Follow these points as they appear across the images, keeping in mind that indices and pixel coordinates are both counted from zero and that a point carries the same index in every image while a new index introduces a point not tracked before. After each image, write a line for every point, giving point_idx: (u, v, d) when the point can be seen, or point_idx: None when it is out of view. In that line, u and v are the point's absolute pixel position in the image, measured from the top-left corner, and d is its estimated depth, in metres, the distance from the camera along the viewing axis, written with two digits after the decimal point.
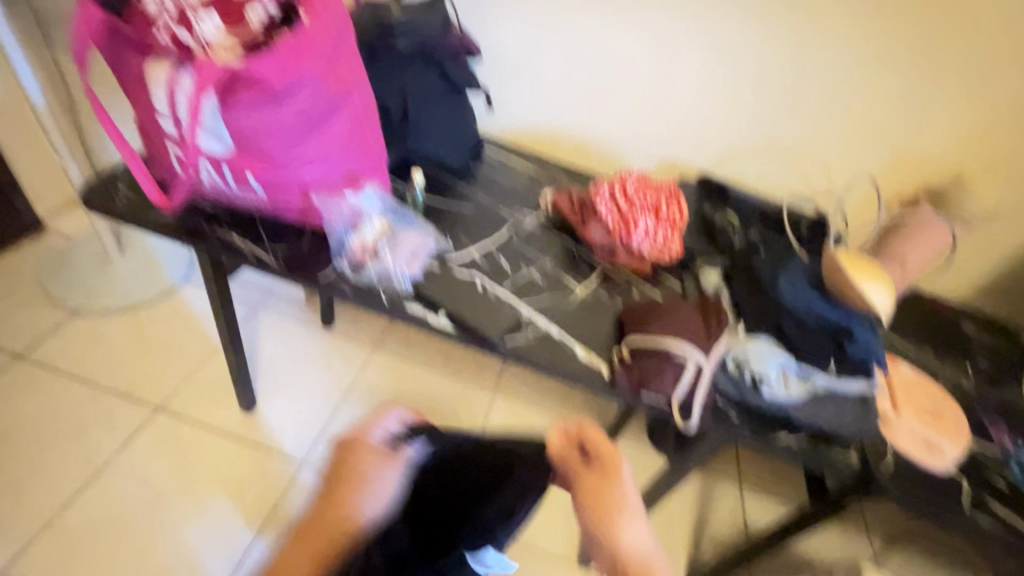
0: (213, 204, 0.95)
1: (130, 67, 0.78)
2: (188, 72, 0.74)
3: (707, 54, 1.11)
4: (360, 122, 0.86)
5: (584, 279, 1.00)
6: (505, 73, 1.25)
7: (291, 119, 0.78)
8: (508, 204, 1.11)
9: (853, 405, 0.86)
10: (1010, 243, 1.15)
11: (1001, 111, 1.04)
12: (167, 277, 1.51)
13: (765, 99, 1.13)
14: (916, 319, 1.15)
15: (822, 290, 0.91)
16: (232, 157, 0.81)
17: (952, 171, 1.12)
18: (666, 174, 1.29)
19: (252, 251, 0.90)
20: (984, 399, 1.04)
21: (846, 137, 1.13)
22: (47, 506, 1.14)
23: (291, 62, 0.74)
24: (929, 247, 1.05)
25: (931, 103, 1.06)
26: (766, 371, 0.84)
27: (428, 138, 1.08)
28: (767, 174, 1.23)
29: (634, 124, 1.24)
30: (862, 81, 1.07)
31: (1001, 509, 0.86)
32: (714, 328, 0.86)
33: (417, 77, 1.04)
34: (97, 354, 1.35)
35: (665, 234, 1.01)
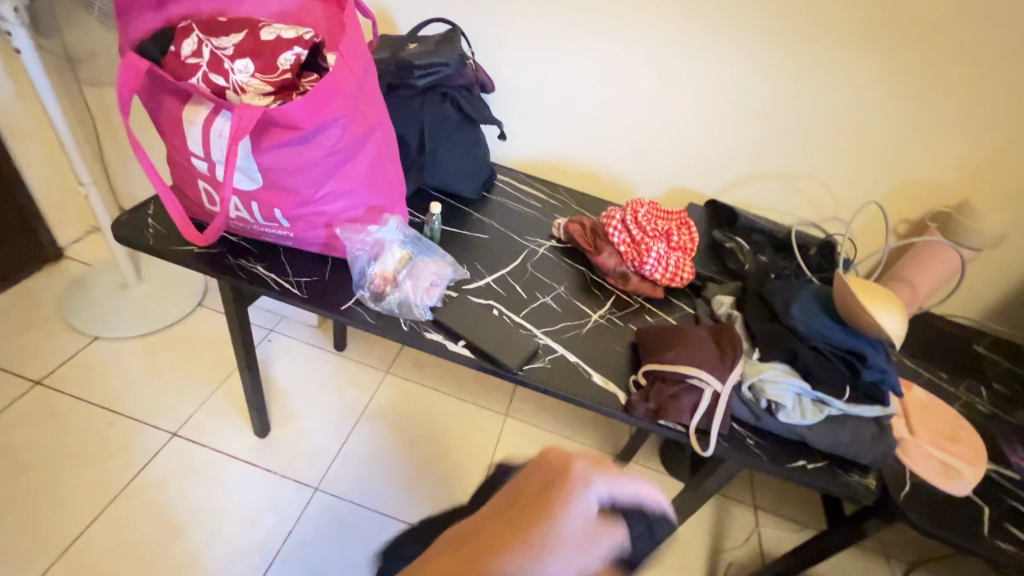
0: (236, 236, 0.94)
1: (160, 109, 0.75)
2: (223, 117, 0.72)
3: (713, 85, 1.15)
4: (383, 157, 0.87)
5: (597, 306, 1.02)
6: (516, 105, 1.30)
7: (320, 159, 0.78)
8: (521, 232, 1.15)
9: (872, 431, 0.84)
10: (1018, 265, 1.17)
11: (1003, 135, 1.06)
12: (185, 302, 1.58)
13: (770, 127, 1.17)
14: (925, 342, 1.16)
15: (835, 316, 0.91)
16: (261, 196, 0.80)
17: (957, 195, 1.14)
18: (673, 201, 1.32)
19: (274, 280, 0.88)
20: (998, 421, 1.04)
21: (851, 162, 1.16)
22: (64, 534, 1.13)
23: (323, 105, 0.73)
24: (938, 271, 1.09)
25: (935, 129, 1.08)
26: (783, 398, 0.83)
27: (443, 169, 1.11)
28: (772, 199, 1.25)
29: (641, 153, 1.28)
30: (866, 109, 1.10)
31: (1021, 533, 0.85)
32: (730, 355, 0.86)
33: (435, 112, 1.07)
34: (117, 381, 1.39)
35: (676, 260, 1.04)
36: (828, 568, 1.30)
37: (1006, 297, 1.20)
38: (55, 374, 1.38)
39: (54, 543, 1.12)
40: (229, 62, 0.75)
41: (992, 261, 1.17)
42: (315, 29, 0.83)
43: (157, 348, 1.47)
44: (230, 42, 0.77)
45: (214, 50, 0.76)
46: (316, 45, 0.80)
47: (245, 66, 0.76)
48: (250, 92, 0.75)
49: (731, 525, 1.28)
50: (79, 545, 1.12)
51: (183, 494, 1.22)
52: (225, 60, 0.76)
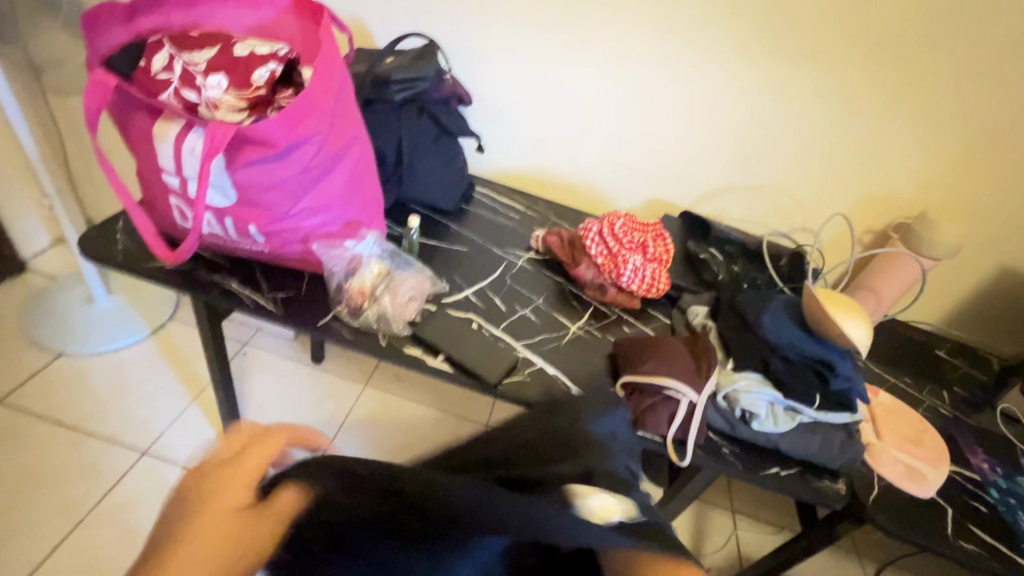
0: (211, 251, 0.92)
1: (129, 125, 0.74)
2: (195, 133, 0.70)
3: (686, 100, 1.18)
4: (360, 172, 0.86)
5: (577, 317, 1.03)
6: (494, 118, 1.31)
7: (296, 175, 0.77)
8: (500, 244, 1.15)
9: (842, 438, 0.87)
10: (976, 273, 1.22)
11: (959, 150, 1.11)
12: (155, 317, 1.53)
13: (741, 141, 1.20)
14: (890, 348, 1.21)
15: (804, 326, 0.92)
16: (236, 213, 0.79)
17: (919, 207, 1.19)
18: (650, 212, 1.35)
19: (249, 296, 0.87)
20: (960, 424, 1.08)
21: (819, 175, 1.20)
22: (25, 561, 1.09)
23: (298, 122, 0.73)
24: (902, 281, 1.13)
25: (896, 145, 1.13)
26: (757, 407, 0.85)
27: (421, 182, 1.11)
28: (744, 210, 1.29)
29: (618, 165, 1.30)
30: (832, 125, 1.14)
31: (983, 532, 0.89)
32: (706, 365, 0.88)
33: (412, 125, 1.07)
34: (83, 398, 1.34)
35: (653, 271, 1.06)
36: (804, 570, 1.33)
37: (965, 304, 1.26)
38: (17, 393, 1.33)
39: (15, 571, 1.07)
40: (201, 78, 0.74)
41: (951, 269, 1.22)
42: (289, 44, 0.82)
43: (125, 364, 1.43)
44: (202, 58, 0.76)
45: (186, 65, 0.75)
46: (291, 61, 0.80)
47: (218, 82, 0.75)
48: (223, 108, 0.74)
49: (710, 530, 1.30)
50: (42, 572, 1.08)
51: (153, 515, 1.18)
52: (197, 75, 0.75)
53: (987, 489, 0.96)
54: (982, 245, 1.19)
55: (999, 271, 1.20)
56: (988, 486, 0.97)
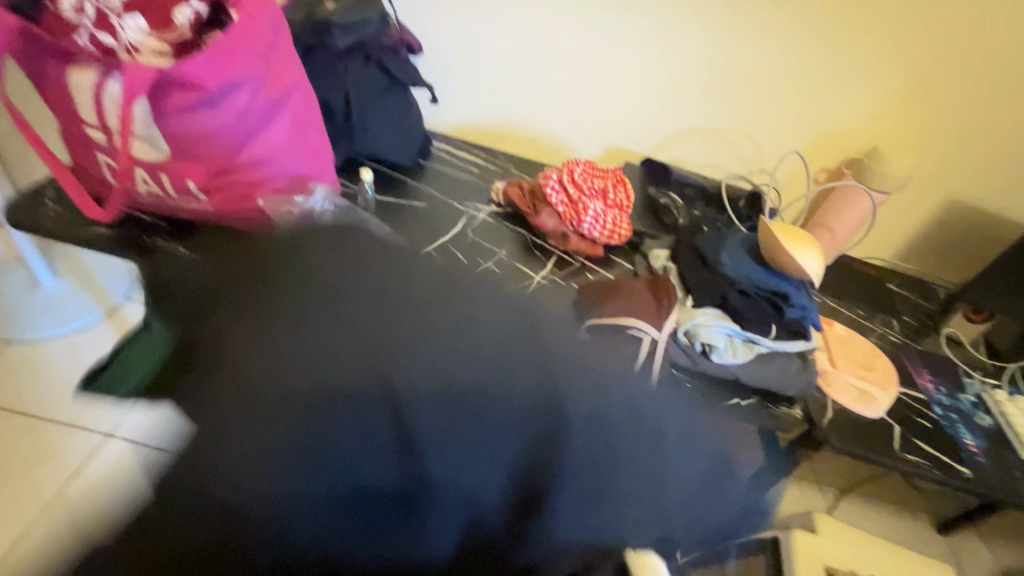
0: (152, 216, 0.87)
1: (41, 73, 0.68)
2: (116, 78, 0.66)
3: (640, 43, 1.16)
4: (304, 121, 0.82)
5: (540, 268, 1.03)
6: (447, 69, 1.27)
7: (229, 121, 0.73)
8: (461, 199, 1.13)
9: (797, 365, 0.90)
10: (926, 207, 1.25)
11: (908, 83, 1.12)
12: (107, 296, 1.45)
13: (698, 84, 1.19)
14: (845, 282, 1.25)
15: (761, 261, 0.95)
16: (170, 166, 0.75)
17: (870, 144, 1.20)
18: (612, 161, 1.33)
19: (194, 257, 0.80)
20: (910, 350, 1.13)
21: (774, 115, 1.20)
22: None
23: (225, 61, 0.69)
24: (853, 216, 1.17)
25: (846, 81, 1.14)
26: (716, 339, 0.87)
27: (373, 133, 1.07)
28: (703, 155, 1.29)
29: (576, 113, 1.28)
30: (784, 62, 1.14)
31: (928, 447, 0.95)
32: (665, 304, 0.90)
33: (358, 74, 1.02)
34: (37, 384, 1.29)
35: (614, 217, 1.06)
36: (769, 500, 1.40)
37: (918, 239, 1.29)
38: None
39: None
40: (117, 18, 0.69)
41: (902, 205, 1.25)
42: None
43: (80, 347, 1.37)
44: None
45: (98, 4, 0.70)
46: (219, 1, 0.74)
47: (138, 23, 0.70)
48: (145, 51, 0.70)
49: None
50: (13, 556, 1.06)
51: None
52: (113, 16, 0.70)
53: (933, 408, 1.01)
54: (931, 179, 1.21)
55: (949, 204, 1.23)
56: (932, 405, 1.02)
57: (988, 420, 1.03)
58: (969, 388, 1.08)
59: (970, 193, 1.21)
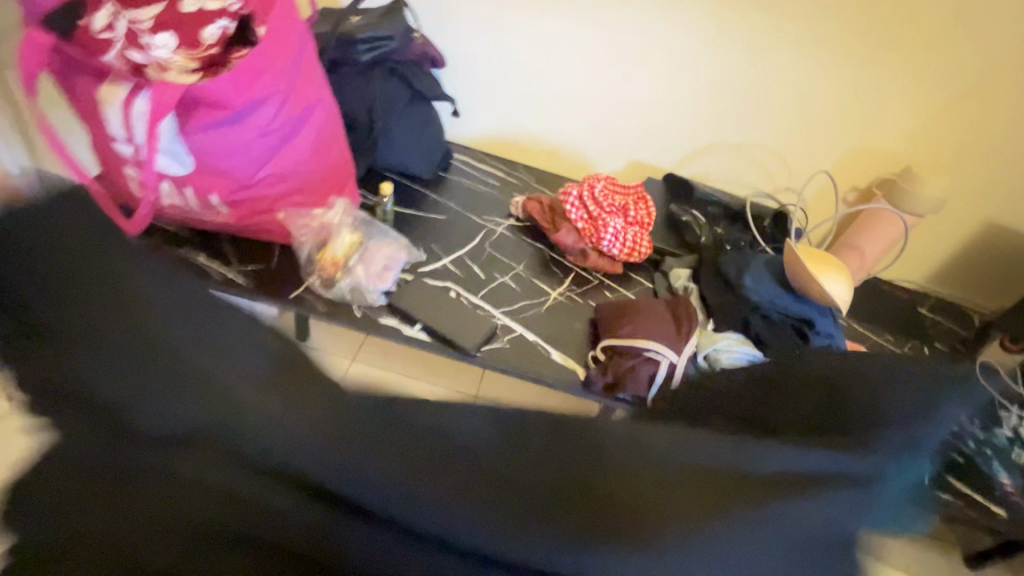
0: (175, 226, 0.89)
1: (73, 90, 0.69)
2: (147, 95, 0.67)
3: (667, 57, 1.14)
4: (326, 135, 0.83)
5: (558, 284, 1.02)
6: (470, 82, 1.27)
7: (253, 138, 0.74)
8: (480, 212, 1.13)
9: None
10: (962, 229, 1.20)
11: (949, 100, 1.08)
12: None
13: (723, 100, 1.17)
14: (875, 306, 1.22)
15: (785, 285, 0.92)
16: (194, 180, 0.76)
17: (903, 165, 1.17)
18: (634, 175, 1.32)
19: (219, 271, 0.85)
20: (941, 379, 1.09)
21: (802, 134, 1.17)
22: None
23: (253, 81, 0.70)
24: (883, 241, 1.14)
25: (878, 103, 1.11)
26: (737, 365, 0.85)
27: (394, 147, 1.09)
28: (727, 172, 1.26)
29: (597, 128, 1.27)
30: (814, 81, 1.11)
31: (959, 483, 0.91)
32: (685, 328, 0.88)
33: (383, 89, 1.03)
34: None
35: (634, 235, 1.04)
36: None
37: (950, 261, 1.24)
38: None
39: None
40: (148, 36, 0.70)
41: (938, 227, 1.21)
42: None
43: None
44: (147, 14, 0.72)
45: (130, 23, 0.71)
46: (245, 18, 0.75)
47: (167, 42, 0.71)
48: (173, 69, 0.70)
49: None
50: None
51: None
52: (143, 34, 0.70)
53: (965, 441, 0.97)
54: (966, 201, 1.17)
55: (988, 228, 1.19)
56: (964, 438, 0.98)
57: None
58: (1005, 422, 1.03)
59: (1009, 216, 1.16)
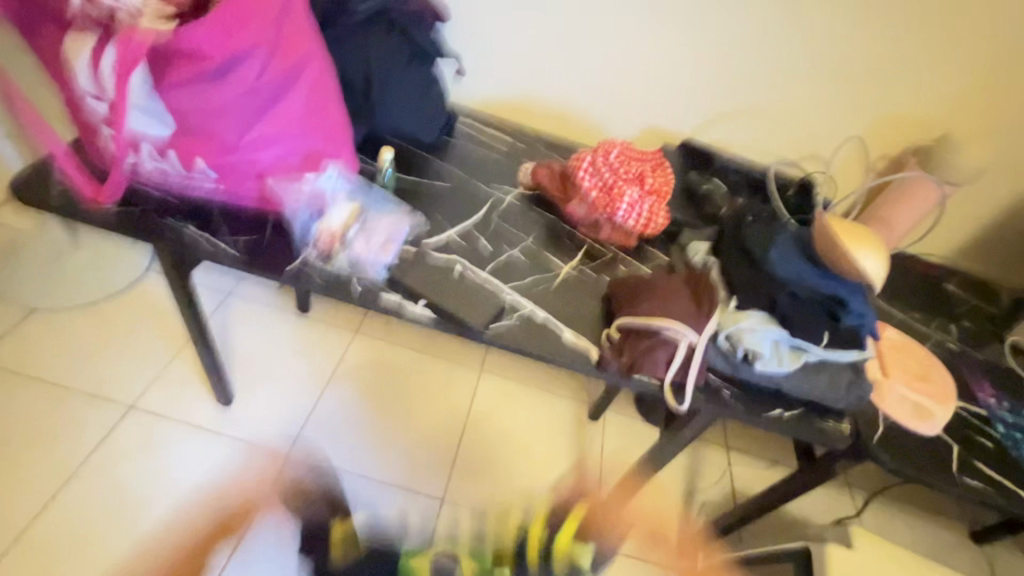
0: (160, 193, 0.82)
1: (39, 40, 0.63)
2: (118, 45, 0.60)
3: (690, 11, 1.05)
4: (319, 95, 0.76)
5: (569, 258, 0.96)
6: (475, 39, 1.18)
7: (238, 96, 0.67)
8: (486, 182, 1.07)
9: (849, 377, 0.82)
10: (997, 202, 1.13)
11: (996, 60, 0.99)
12: (127, 271, 1.46)
13: (751, 58, 1.08)
14: (901, 283, 1.16)
15: (814, 260, 0.86)
16: (177, 142, 0.70)
17: (940, 131, 1.09)
18: (649, 143, 1.24)
19: (208, 242, 0.79)
20: (968, 358, 1.05)
21: (835, 95, 1.09)
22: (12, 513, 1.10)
23: (234, 30, 0.62)
24: (918, 212, 1.06)
25: (918, 62, 1.02)
26: (760, 346, 0.80)
27: (393, 109, 1.00)
28: (749, 140, 1.18)
29: (612, 91, 1.18)
30: (853, 35, 1.02)
31: (989, 469, 0.87)
32: (707, 306, 0.82)
33: (383, 45, 0.96)
34: (55, 357, 1.29)
35: (651, 206, 0.97)
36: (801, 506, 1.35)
37: (981, 236, 1.18)
38: None
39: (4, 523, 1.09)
40: None
41: (972, 199, 1.14)
42: None
43: (101, 318, 1.38)
44: None
45: None
46: None
47: None
48: (147, 15, 0.62)
49: (704, 468, 1.41)
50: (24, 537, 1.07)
51: (138, 471, 1.18)
52: None
53: (995, 425, 0.93)
54: (1005, 171, 1.09)
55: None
56: (993, 421, 0.93)
57: None
58: None
59: None
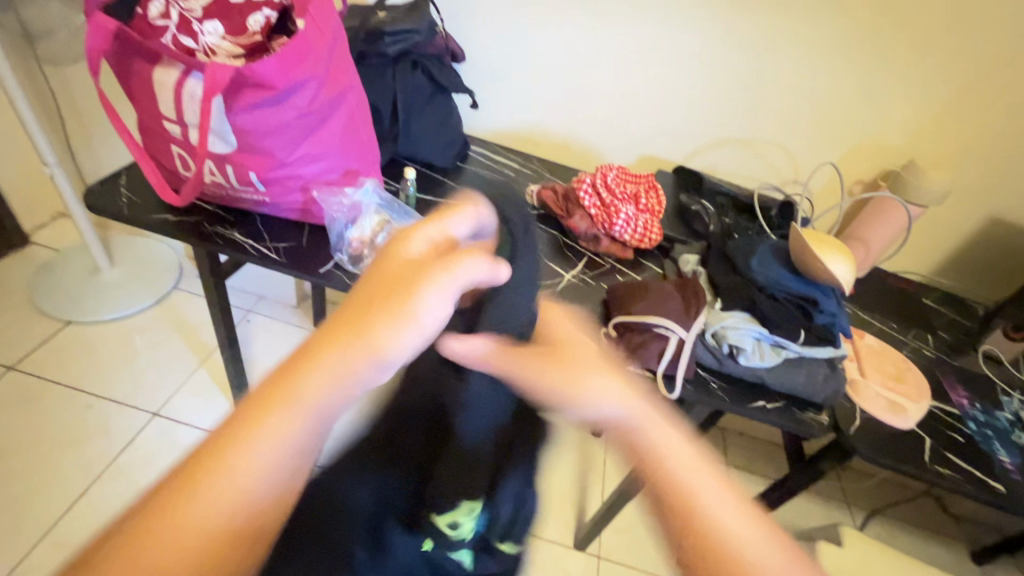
0: (215, 204, 0.95)
1: (129, 72, 0.76)
2: (198, 76, 0.72)
3: (678, 52, 1.19)
4: (356, 119, 0.89)
5: (572, 268, 1.07)
6: (488, 77, 1.32)
7: (291, 119, 0.80)
8: (497, 201, 1.18)
9: (825, 371, 0.90)
10: (965, 222, 1.23)
11: (952, 97, 1.12)
12: (159, 285, 1.59)
13: (733, 93, 1.21)
14: (880, 296, 1.25)
15: (790, 266, 0.96)
16: (236, 158, 0.82)
17: (907, 158, 1.20)
18: (645, 169, 1.36)
19: (253, 246, 0.90)
20: (944, 364, 1.12)
21: (810, 126, 1.21)
22: (43, 509, 1.17)
23: (294, 64, 0.75)
24: (891, 229, 1.16)
25: (883, 96, 1.14)
26: (743, 342, 0.88)
27: (416, 138, 1.14)
28: (736, 166, 1.31)
29: (609, 122, 1.32)
30: (822, 74, 1.15)
31: (961, 463, 0.94)
32: (694, 305, 0.92)
33: (406, 81, 1.09)
34: (90, 365, 1.41)
35: (645, 221, 1.08)
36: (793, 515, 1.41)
37: (954, 254, 1.28)
38: (32, 357, 1.40)
39: (37, 516, 1.16)
40: (197, 24, 0.77)
41: (943, 219, 1.24)
42: None
43: (132, 331, 1.50)
44: (198, 5, 0.79)
45: (182, 12, 0.78)
46: (286, 9, 0.82)
47: (216, 28, 0.78)
48: (220, 54, 0.77)
49: None
50: (55, 531, 1.15)
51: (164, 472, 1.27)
52: (194, 22, 0.78)
53: (967, 423, 1.00)
54: (969, 194, 1.20)
55: (989, 220, 1.22)
56: (967, 420, 1.01)
57: None
58: (1007, 407, 1.06)
59: (1012, 209, 1.20)
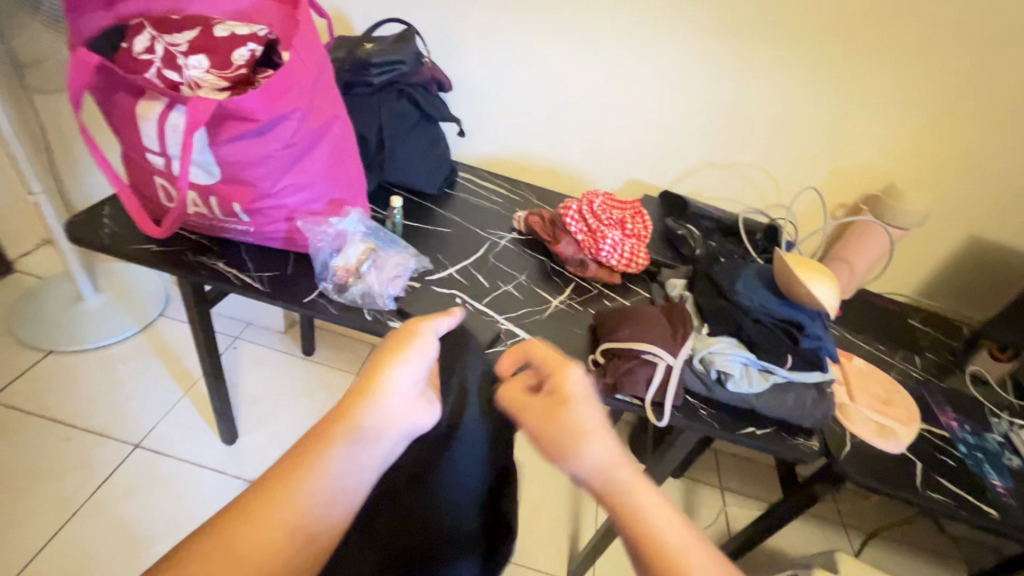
0: (198, 233, 0.95)
1: (112, 104, 0.76)
2: (181, 109, 0.73)
3: (660, 80, 1.22)
4: (341, 149, 0.89)
5: (559, 293, 1.06)
6: (475, 106, 1.34)
7: (276, 150, 0.80)
8: (484, 227, 1.18)
9: (814, 396, 0.89)
10: (946, 244, 1.25)
11: (927, 122, 1.14)
12: (143, 313, 1.58)
13: (714, 119, 1.23)
14: (868, 319, 1.25)
15: (776, 291, 0.96)
16: (220, 189, 0.82)
17: (886, 181, 1.22)
18: (631, 194, 1.38)
19: (236, 276, 0.89)
20: (932, 385, 1.13)
21: (790, 152, 1.24)
22: (15, 547, 1.12)
23: (278, 96, 0.76)
24: (875, 251, 1.18)
25: (860, 121, 1.17)
26: (731, 367, 0.88)
27: (402, 166, 1.15)
28: (720, 192, 1.33)
29: (594, 147, 1.33)
30: (800, 100, 1.17)
31: (951, 486, 0.93)
32: (681, 333, 0.91)
33: (392, 109, 1.10)
34: (71, 396, 1.38)
35: (631, 246, 1.09)
36: (789, 540, 1.39)
37: (938, 275, 1.30)
38: (10, 389, 1.36)
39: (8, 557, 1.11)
40: (183, 58, 0.78)
41: (925, 241, 1.26)
42: (268, 27, 0.85)
43: (115, 360, 1.47)
44: (183, 39, 0.80)
45: (168, 46, 0.79)
46: (271, 42, 0.83)
47: (200, 62, 0.78)
48: (205, 87, 0.77)
49: (699, 507, 1.45)
50: (27, 571, 1.10)
51: (143, 507, 1.23)
52: (179, 56, 0.78)
53: (957, 446, 1.00)
54: (948, 216, 1.22)
55: (968, 241, 1.24)
56: (956, 442, 1.01)
57: (1017, 461, 1.00)
58: (996, 428, 1.06)
59: (990, 231, 1.22)
